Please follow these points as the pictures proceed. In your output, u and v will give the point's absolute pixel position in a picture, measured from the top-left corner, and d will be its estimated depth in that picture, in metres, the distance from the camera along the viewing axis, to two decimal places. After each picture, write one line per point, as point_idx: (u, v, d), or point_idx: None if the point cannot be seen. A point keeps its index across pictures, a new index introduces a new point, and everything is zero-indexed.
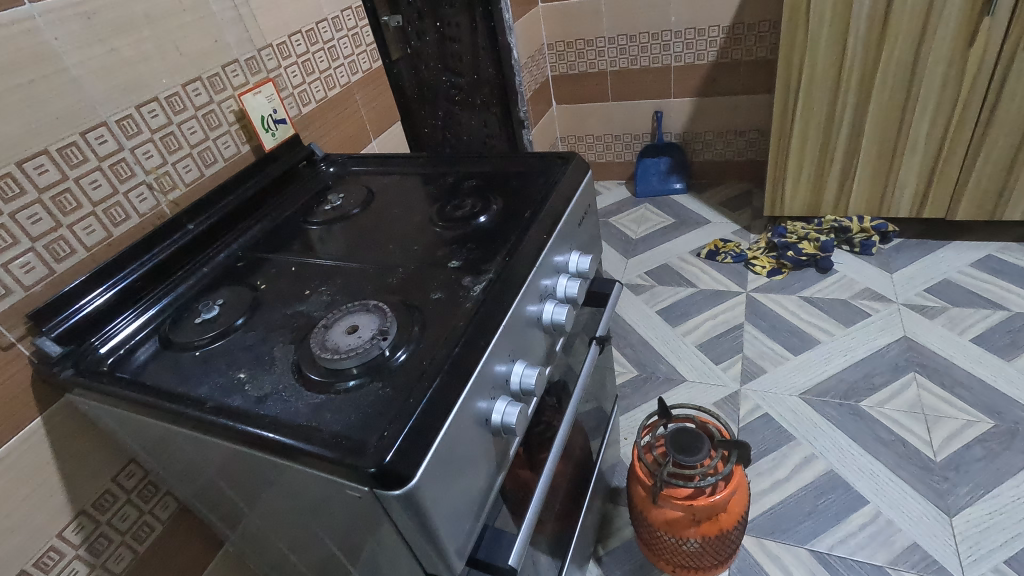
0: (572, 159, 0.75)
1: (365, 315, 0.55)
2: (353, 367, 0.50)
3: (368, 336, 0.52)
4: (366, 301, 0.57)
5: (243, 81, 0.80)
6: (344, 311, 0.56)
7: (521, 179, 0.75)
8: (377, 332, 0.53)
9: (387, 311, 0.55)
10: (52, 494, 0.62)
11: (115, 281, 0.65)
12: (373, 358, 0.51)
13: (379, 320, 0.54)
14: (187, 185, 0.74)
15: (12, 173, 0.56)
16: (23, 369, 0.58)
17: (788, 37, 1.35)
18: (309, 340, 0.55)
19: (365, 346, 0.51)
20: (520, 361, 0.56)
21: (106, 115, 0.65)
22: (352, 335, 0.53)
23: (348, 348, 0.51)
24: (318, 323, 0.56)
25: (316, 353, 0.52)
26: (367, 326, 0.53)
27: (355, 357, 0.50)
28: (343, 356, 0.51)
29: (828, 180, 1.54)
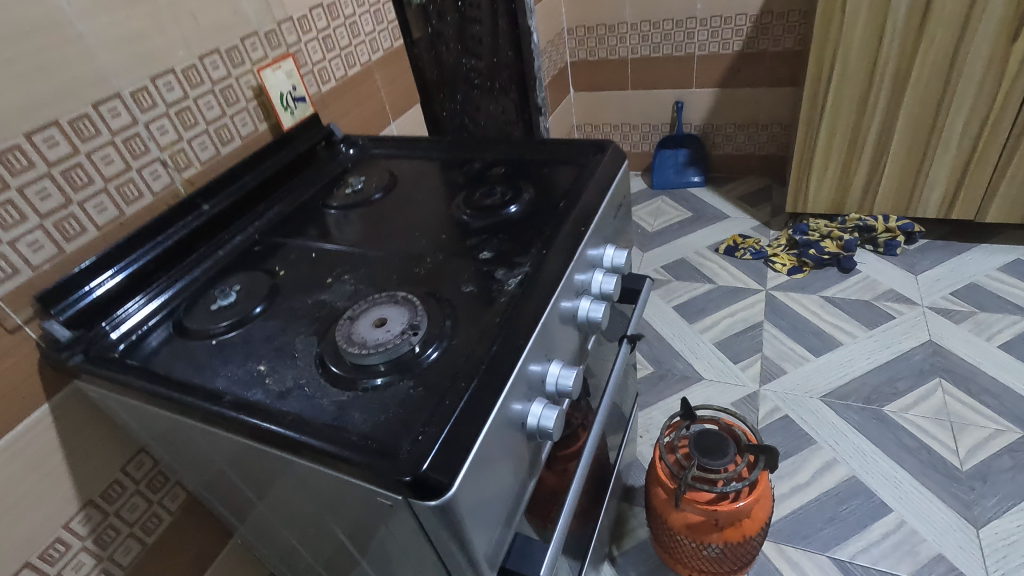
0: (607, 145, 0.70)
1: (394, 308, 0.52)
2: (380, 363, 0.47)
3: (397, 330, 0.49)
4: (394, 293, 0.54)
5: (263, 55, 0.77)
6: (371, 302, 0.53)
7: (553, 166, 0.71)
8: (407, 327, 0.49)
9: (417, 304, 0.52)
10: (59, 484, 0.60)
11: (127, 263, 0.61)
12: (402, 355, 0.47)
13: (408, 314, 0.51)
14: (203, 164, 0.71)
15: (20, 145, 0.53)
16: (30, 353, 0.55)
17: (822, 27, 1.31)
18: (333, 332, 0.52)
19: (394, 341, 0.48)
20: (556, 361, 0.53)
21: (120, 87, 0.61)
22: (380, 328, 0.50)
23: (375, 342, 0.48)
24: (342, 314, 0.53)
25: (340, 346, 0.49)
26: (396, 319, 0.50)
27: (383, 353, 0.47)
28: (369, 351, 0.47)
29: (854, 177, 1.50)
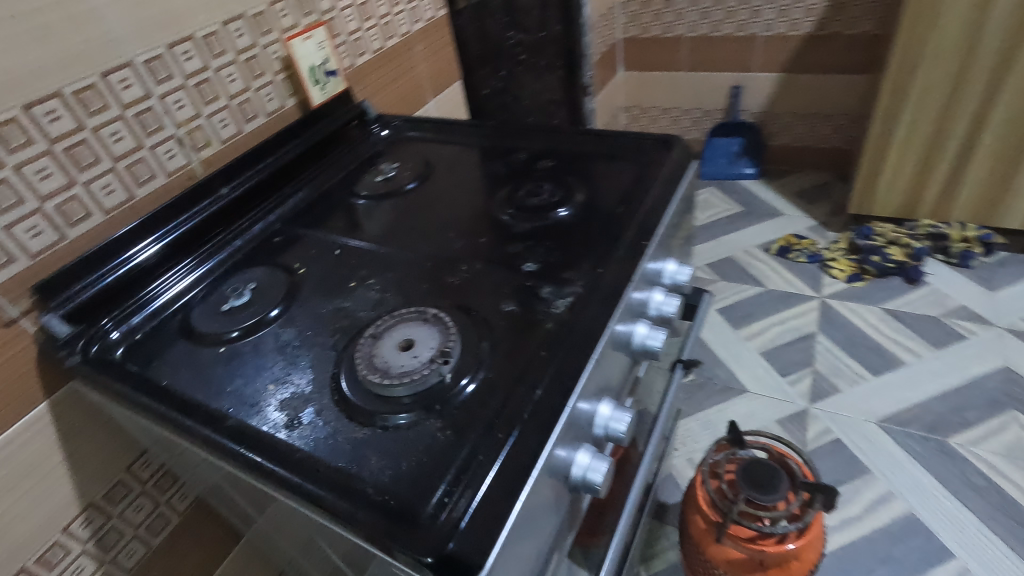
0: (675, 142, 0.61)
1: (422, 327, 0.45)
2: (404, 395, 0.41)
3: (425, 356, 0.42)
4: (423, 308, 0.47)
5: (293, 23, 0.69)
6: (397, 318, 0.46)
7: (610, 162, 0.62)
8: (436, 352, 0.43)
9: (449, 324, 0.45)
10: (58, 487, 0.56)
11: (135, 252, 0.56)
12: (430, 387, 0.41)
13: (439, 335, 0.44)
14: (223, 143, 0.64)
15: (17, 118, 0.47)
16: (26, 348, 0.50)
17: (915, 8, 1.17)
18: (352, 350, 0.45)
19: (421, 370, 0.41)
20: (607, 400, 0.45)
21: (132, 54, 0.54)
22: (406, 353, 0.43)
23: (399, 370, 0.42)
24: (364, 329, 0.47)
25: (360, 370, 0.43)
26: (425, 342, 0.43)
27: (408, 384, 0.41)
28: (392, 381, 0.41)
29: (931, 179, 1.36)
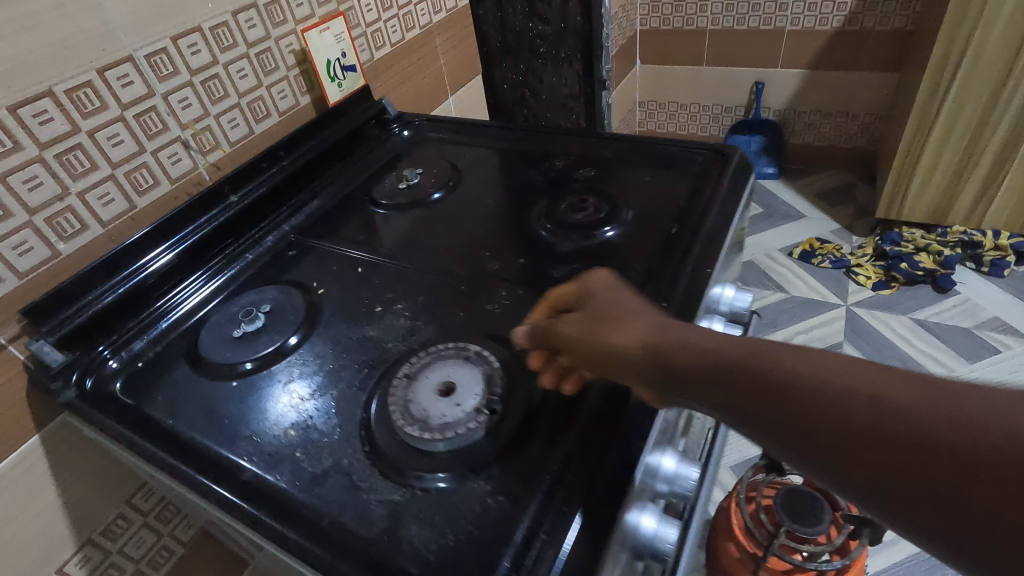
0: (731, 153, 0.56)
1: (463, 368, 0.40)
2: (441, 451, 0.36)
3: (468, 405, 0.37)
4: (463, 343, 0.42)
5: (308, 13, 0.63)
6: (434, 355, 0.41)
7: (659, 173, 0.56)
8: (480, 399, 0.38)
9: (494, 365, 0.40)
10: (51, 526, 0.51)
11: (136, 268, 0.51)
12: (472, 443, 0.36)
13: (482, 379, 0.39)
14: (232, 145, 0.59)
15: (2, 121, 0.42)
16: (14, 379, 0.45)
17: (958, 4, 1.11)
18: (381, 390, 0.40)
19: (464, 421, 0.36)
20: (670, 449, 0.40)
21: (132, 48, 0.49)
22: (446, 400, 0.38)
23: (438, 420, 0.37)
24: (395, 365, 0.42)
25: (391, 416, 0.38)
26: (467, 387, 0.38)
27: (447, 437, 0.36)
28: (429, 433, 0.36)
29: (966, 184, 1.31)
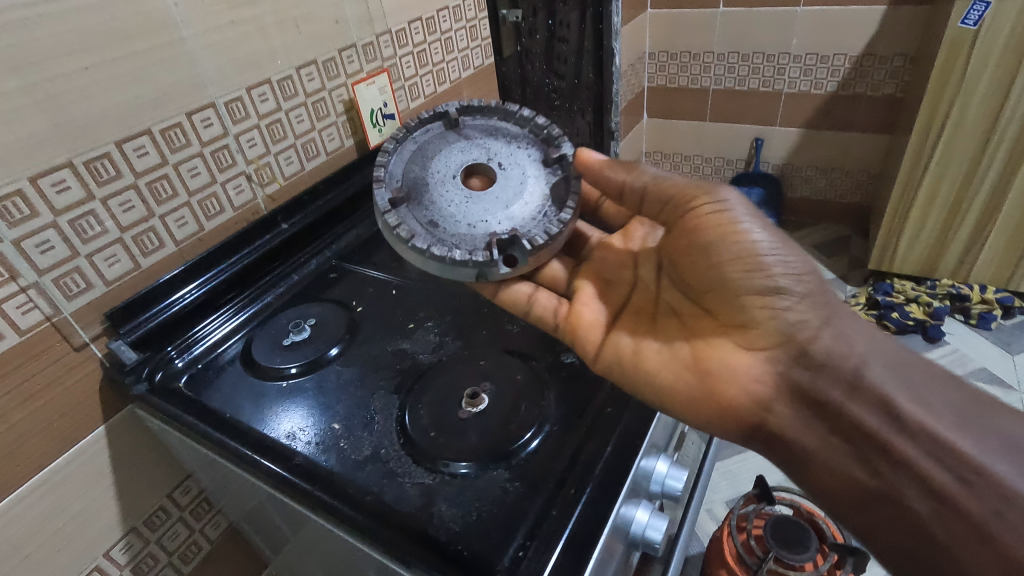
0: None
1: (516, 187, 0.50)
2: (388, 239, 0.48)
3: (478, 226, 0.47)
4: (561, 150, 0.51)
5: (358, 68, 0.72)
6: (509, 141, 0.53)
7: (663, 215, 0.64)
8: (500, 230, 0.48)
9: (559, 213, 0.48)
10: (103, 512, 0.56)
11: (200, 282, 0.58)
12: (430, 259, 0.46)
13: (526, 215, 0.48)
14: (286, 180, 0.67)
15: (109, 153, 0.50)
16: (90, 374, 0.52)
17: (939, 79, 1.21)
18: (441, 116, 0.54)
19: (457, 235, 0.47)
20: (662, 457, 0.47)
21: (215, 95, 0.57)
22: (458, 194, 0.49)
23: (430, 197, 0.49)
24: (467, 106, 0.54)
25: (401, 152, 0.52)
26: (495, 205, 0.48)
27: (405, 211, 0.48)
28: (406, 201, 0.49)
29: (953, 239, 1.38)
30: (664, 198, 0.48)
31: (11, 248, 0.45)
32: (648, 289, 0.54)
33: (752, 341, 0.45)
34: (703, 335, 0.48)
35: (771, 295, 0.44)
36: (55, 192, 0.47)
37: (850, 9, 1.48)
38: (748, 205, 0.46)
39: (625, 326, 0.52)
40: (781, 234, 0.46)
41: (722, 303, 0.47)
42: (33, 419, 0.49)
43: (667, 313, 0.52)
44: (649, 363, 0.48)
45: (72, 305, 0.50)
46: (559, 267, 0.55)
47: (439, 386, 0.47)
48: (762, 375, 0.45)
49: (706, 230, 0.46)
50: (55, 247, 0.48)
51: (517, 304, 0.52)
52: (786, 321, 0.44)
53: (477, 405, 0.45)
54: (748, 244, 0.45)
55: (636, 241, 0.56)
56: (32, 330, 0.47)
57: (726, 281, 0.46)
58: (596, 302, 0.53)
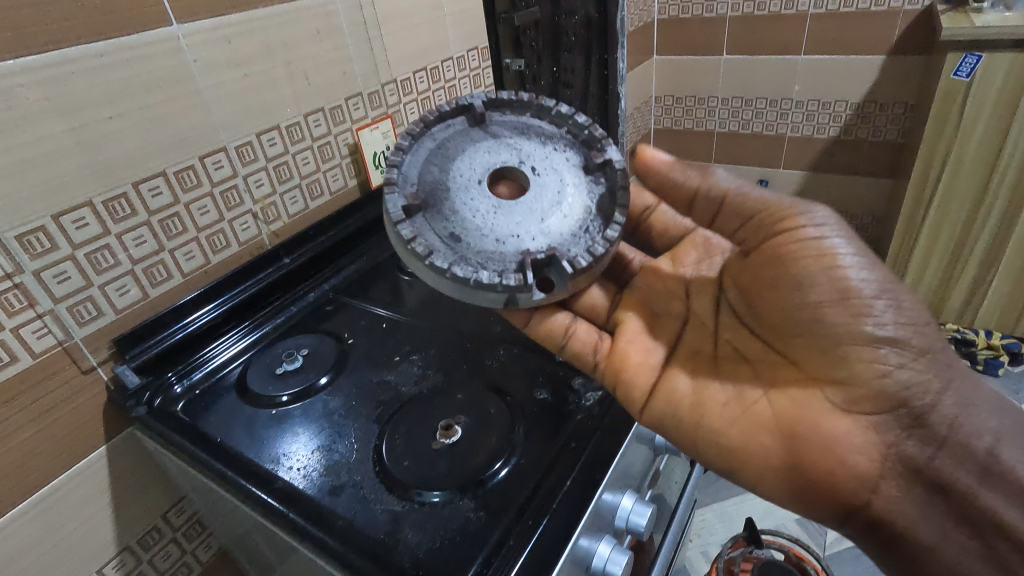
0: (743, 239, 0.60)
1: (550, 197, 0.48)
2: (403, 252, 0.46)
3: (507, 242, 0.46)
4: (606, 155, 0.50)
5: (363, 114, 0.77)
6: (540, 143, 0.51)
7: (661, 242, 0.63)
8: (532, 247, 0.46)
9: (606, 234, 0.46)
10: (99, 529, 0.59)
11: (205, 311, 0.62)
12: (450, 279, 0.44)
13: (563, 233, 0.47)
14: (291, 217, 0.71)
15: (126, 193, 0.55)
16: (95, 396, 0.55)
17: (935, 127, 1.23)
18: (465, 111, 0.52)
19: (484, 252, 0.45)
20: (629, 491, 0.49)
21: (226, 140, 0.62)
22: (483, 197, 0.47)
23: (452, 205, 0.47)
24: (495, 97, 0.52)
25: (418, 152, 0.50)
26: (527, 219, 0.47)
27: (422, 222, 0.46)
28: (423, 209, 0.47)
29: (956, 284, 1.38)
30: (742, 212, 0.49)
31: (31, 279, 0.49)
32: (706, 330, 0.56)
33: (856, 401, 0.44)
34: (784, 383, 0.48)
35: (873, 345, 0.44)
36: (75, 228, 0.51)
37: (850, 57, 1.50)
38: (845, 236, 0.46)
39: (680, 367, 0.53)
40: (881, 273, 0.46)
41: (805, 351, 0.47)
42: (42, 437, 0.52)
43: (731, 356, 0.53)
44: (714, 408, 0.49)
45: (82, 332, 0.54)
46: (598, 296, 0.58)
47: (417, 417, 0.50)
48: (866, 445, 0.43)
49: (798, 260, 0.46)
50: (71, 278, 0.52)
51: (553, 337, 0.53)
52: (897, 381, 0.43)
53: (451, 436, 0.47)
54: (847, 281, 0.45)
55: (686, 266, 0.59)
56: (44, 354, 0.51)
57: (822, 321, 0.45)
58: (640, 338, 0.54)
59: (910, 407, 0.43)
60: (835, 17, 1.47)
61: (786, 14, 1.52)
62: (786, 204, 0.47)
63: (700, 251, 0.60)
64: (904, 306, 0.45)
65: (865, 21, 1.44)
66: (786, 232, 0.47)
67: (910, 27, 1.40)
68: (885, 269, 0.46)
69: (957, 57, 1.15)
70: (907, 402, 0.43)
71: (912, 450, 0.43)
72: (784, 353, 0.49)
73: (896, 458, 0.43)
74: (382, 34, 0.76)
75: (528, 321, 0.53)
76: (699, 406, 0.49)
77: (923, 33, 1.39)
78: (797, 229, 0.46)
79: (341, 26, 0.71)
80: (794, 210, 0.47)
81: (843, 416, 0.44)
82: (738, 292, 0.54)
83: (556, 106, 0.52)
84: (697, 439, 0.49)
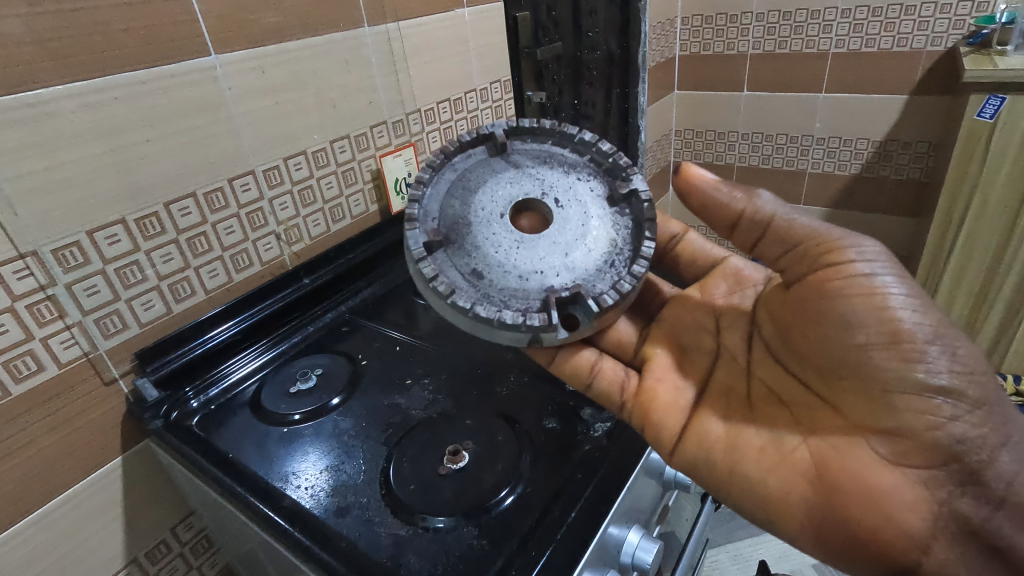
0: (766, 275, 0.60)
1: (574, 230, 0.48)
2: (425, 288, 0.47)
3: (531, 278, 0.46)
4: (631, 186, 0.50)
5: (387, 142, 0.80)
6: (564, 172, 0.51)
7: (689, 271, 0.65)
8: (557, 283, 0.46)
9: (634, 270, 0.47)
10: (109, 540, 0.60)
11: (226, 327, 0.64)
12: (472, 318, 0.45)
13: (587, 268, 0.47)
14: (312, 239, 0.73)
15: (157, 212, 0.57)
16: (115, 407, 0.57)
17: (959, 166, 1.22)
18: (487, 139, 0.53)
19: (508, 289, 0.46)
20: (636, 526, 0.48)
21: (255, 164, 0.64)
22: (504, 231, 0.48)
23: (474, 240, 0.47)
24: (515, 125, 0.53)
25: (439, 183, 0.50)
26: (552, 253, 0.47)
27: (444, 259, 0.47)
28: (444, 245, 0.47)
29: (982, 326, 1.35)
30: (788, 239, 0.48)
31: (63, 291, 0.52)
32: (738, 367, 0.55)
33: (905, 454, 0.42)
34: (826, 431, 0.46)
35: (926, 395, 0.41)
36: (107, 244, 0.54)
37: (871, 96, 1.51)
38: (897, 274, 0.44)
39: (712, 405, 0.52)
40: (936, 317, 0.43)
41: (849, 397, 0.45)
42: (62, 445, 0.54)
43: (766, 398, 0.52)
44: (749, 453, 0.48)
45: (107, 344, 0.55)
46: (624, 332, 0.58)
47: (425, 441, 0.50)
48: (916, 502, 0.41)
49: (847, 297, 0.44)
50: (100, 292, 0.54)
51: (580, 374, 0.52)
52: (950, 435, 0.41)
53: (458, 461, 0.48)
54: (896, 322, 0.42)
55: (716, 297, 0.61)
56: (69, 364, 0.53)
57: (869, 365, 0.43)
58: (669, 376, 0.54)
59: (963, 463, 0.41)
60: (856, 57, 1.48)
61: (807, 52, 1.54)
62: (835, 236, 0.46)
63: (731, 282, 0.61)
64: (960, 353, 0.42)
65: (887, 61, 1.45)
66: (834, 267, 0.45)
67: (933, 68, 1.40)
68: (940, 313, 0.43)
69: (980, 98, 1.15)
70: (960, 458, 0.41)
71: (966, 507, 0.41)
72: (824, 398, 0.47)
73: (948, 515, 0.41)
74: (409, 66, 0.79)
75: (553, 359, 0.52)
76: (733, 450, 0.48)
77: (946, 73, 1.39)
78: (844, 264, 0.45)
79: (370, 58, 0.74)
80: (843, 244, 0.46)
81: (890, 470, 0.42)
82: (775, 330, 0.53)
83: (578, 133, 0.53)
84: (730, 486, 0.48)
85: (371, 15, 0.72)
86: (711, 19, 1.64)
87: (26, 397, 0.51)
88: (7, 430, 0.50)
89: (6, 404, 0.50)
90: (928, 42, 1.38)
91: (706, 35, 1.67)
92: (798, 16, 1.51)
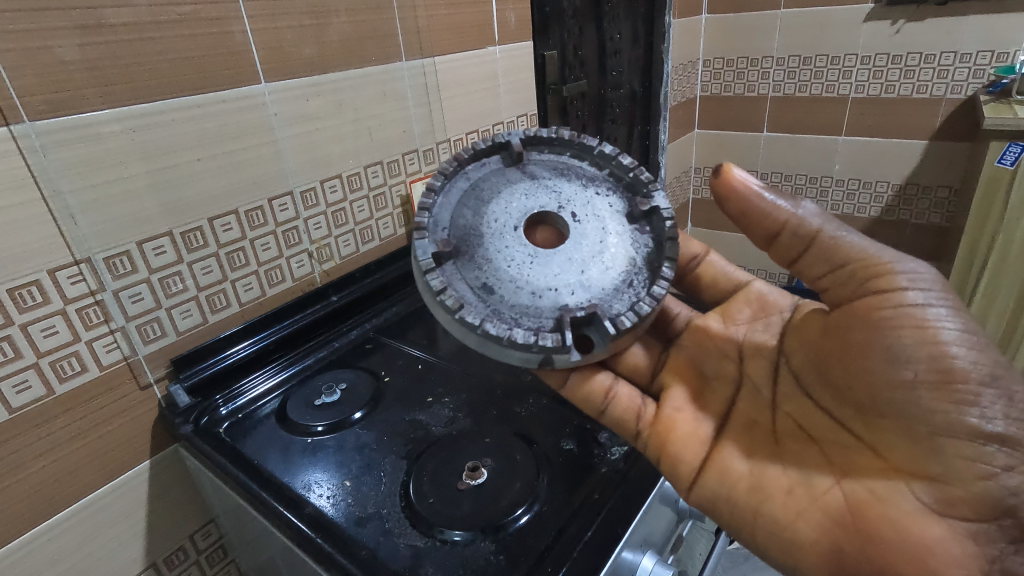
0: (792, 302, 0.60)
1: (590, 246, 0.50)
2: (432, 299, 0.49)
3: (544, 295, 0.48)
4: (653, 203, 0.52)
5: (417, 169, 0.83)
6: (580, 186, 0.54)
7: (711, 293, 0.67)
8: (570, 301, 0.48)
9: (655, 290, 0.48)
10: (132, 542, 0.61)
11: (249, 343, 0.66)
12: (481, 334, 0.46)
13: (603, 288, 0.49)
14: (342, 259, 0.76)
15: (201, 227, 0.60)
16: (147, 413, 0.59)
17: (982, 210, 1.23)
18: (501, 149, 0.55)
19: (519, 308, 0.47)
20: (649, 552, 0.49)
21: (293, 186, 0.68)
22: (515, 244, 0.50)
23: (484, 253, 0.49)
24: (532, 133, 0.55)
25: (450, 192, 0.52)
26: (566, 270, 0.49)
27: (452, 271, 0.49)
28: (453, 257, 0.49)
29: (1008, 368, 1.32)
30: (834, 257, 0.47)
31: (110, 297, 0.55)
32: (761, 400, 0.55)
33: (951, 503, 0.41)
34: (860, 472, 0.46)
35: (978, 442, 0.41)
36: (153, 255, 0.57)
37: (891, 140, 1.52)
38: (951, 306, 0.43)
39: (734, 439, 0.53)
40: (993, 357, 0.42)
41: (889, 440, 0.44)
42: (94, 445, 0.56)
43: (793, 433, 0.52)
44: (776, 493, 0.48)
45: (146, 350, 0.58)
46: (639, 356, 0.60)
47: (443, 457, 0.52)
48: (964, 557, 0.40)
49: (896, 329, 0.43)
50: (144, 299, 0.57)
51: (593, 398, 0.53)
52: (1003, 486, 0.40)
53: (477, 478, 0.49)
54: (943, 358, 0.42)
55: (738, 323, 0.61)
56: (110, 367, 0.56)
57: (916, 405, 0.42)
58: (688, 407, 0.55)
59: (1017, 518, 0.40)
60: (876, 101, 1.50)
61: (827, 96, 1.57)
62: (886, 260, 0.45)
63: (755, 307, 0.61)
64: (1019, 400, 0.41)
65: (906, 107, 1.47)
66: (882, 294, 0.44)
67: (953, 115, 1.42)
68: (997, 353, 0.42)
69: (1000, 145, 1.15)
70: (1013, 512, 0.40)
71: (1018, 567, 0.40)
72: (860, 437, 0.47)
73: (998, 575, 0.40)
74: (441, 99, 0.83)
75: (568, 381, 0.53)
76: (759, 489, 0.49)
77: (966, 120, 1.40)
78: (893, 292, 0.44)
79: (405, 90, 0.78)
80: (894, 270, 0.45)
81: (935, 520, 0.41)
82: (807, 361, 0.52)
83: (598, 145, 0.55)
84: (755, 526, 0.49)
85: (409, 49, 0.77)
86: (732, 62, 1.69)
87: (67, 396, 0.53)
88: (48, 426, 0.53)
89: (50, 402, 0.52)
90: (948, 89, 1.40)
91: (727, 77, 1.72)
92: (819, 62, 1.55)
